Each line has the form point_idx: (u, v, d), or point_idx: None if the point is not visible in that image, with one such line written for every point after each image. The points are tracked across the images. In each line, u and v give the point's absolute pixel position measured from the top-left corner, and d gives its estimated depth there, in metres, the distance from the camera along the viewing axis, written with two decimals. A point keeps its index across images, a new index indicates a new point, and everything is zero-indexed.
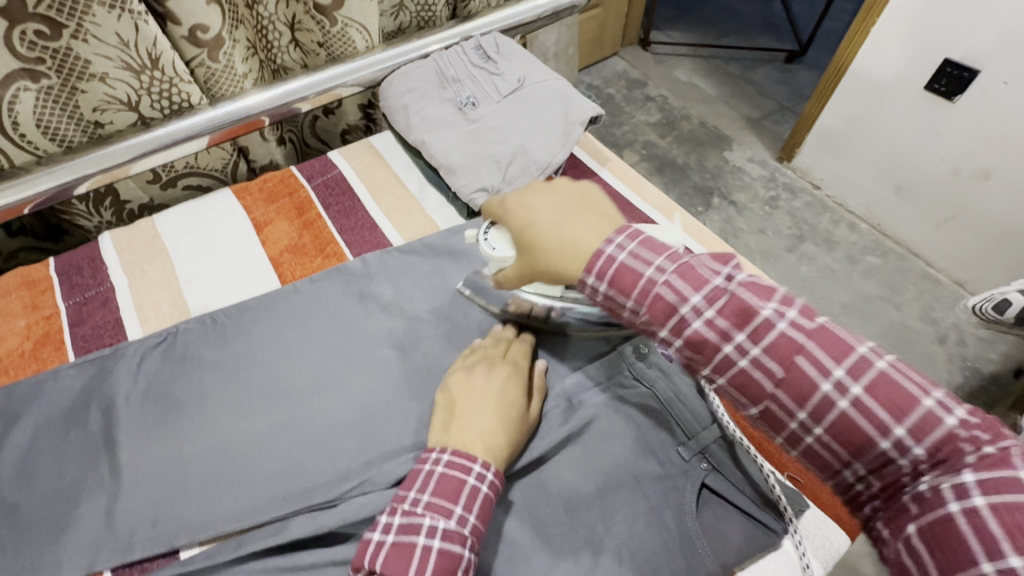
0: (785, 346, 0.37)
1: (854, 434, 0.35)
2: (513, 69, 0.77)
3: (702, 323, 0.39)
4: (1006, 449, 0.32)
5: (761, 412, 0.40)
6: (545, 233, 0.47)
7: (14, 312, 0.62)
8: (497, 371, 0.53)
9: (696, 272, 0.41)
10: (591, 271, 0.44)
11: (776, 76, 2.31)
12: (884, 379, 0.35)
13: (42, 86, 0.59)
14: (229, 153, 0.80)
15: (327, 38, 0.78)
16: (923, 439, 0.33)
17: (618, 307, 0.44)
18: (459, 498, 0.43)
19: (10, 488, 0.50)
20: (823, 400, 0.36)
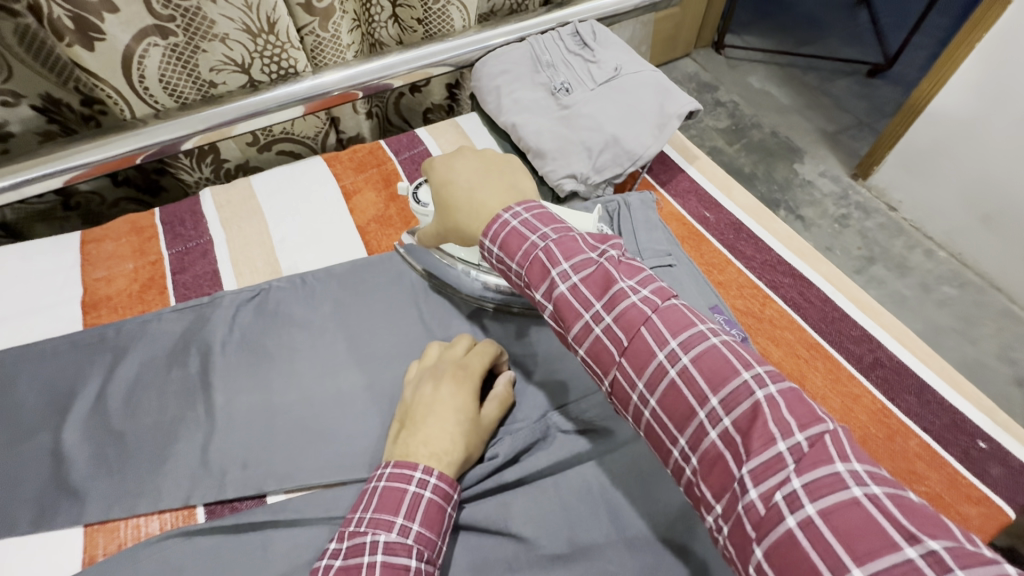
0: (633, 317, 0.39)
1: (678, 404, 0.36)
2: (609, 57, 0.76)
3: (567, 288, 0.41)
4: (816, 439, 0.31)
5: (648, 437, 0.38)
6: (458, 192, 0.52)
7: (124, 255, 0.66)
8: (444, 376, 0.50)
9: (574, 244, 0.43)
10: (487, 234, 0.46)
11: (857, 89, 2.20)
12: (710, 352, 0.36)
13: (169, 43, 0.62)
14: (322, 122, 0.83)
15: (426, 14, 0.79)
16: (733, 411, 0.34)
17: (507, 272, 0.46)
18: (401, 508, 0.41)
19: (115, 417, 0.53)
20: (658, 369, 0.37)
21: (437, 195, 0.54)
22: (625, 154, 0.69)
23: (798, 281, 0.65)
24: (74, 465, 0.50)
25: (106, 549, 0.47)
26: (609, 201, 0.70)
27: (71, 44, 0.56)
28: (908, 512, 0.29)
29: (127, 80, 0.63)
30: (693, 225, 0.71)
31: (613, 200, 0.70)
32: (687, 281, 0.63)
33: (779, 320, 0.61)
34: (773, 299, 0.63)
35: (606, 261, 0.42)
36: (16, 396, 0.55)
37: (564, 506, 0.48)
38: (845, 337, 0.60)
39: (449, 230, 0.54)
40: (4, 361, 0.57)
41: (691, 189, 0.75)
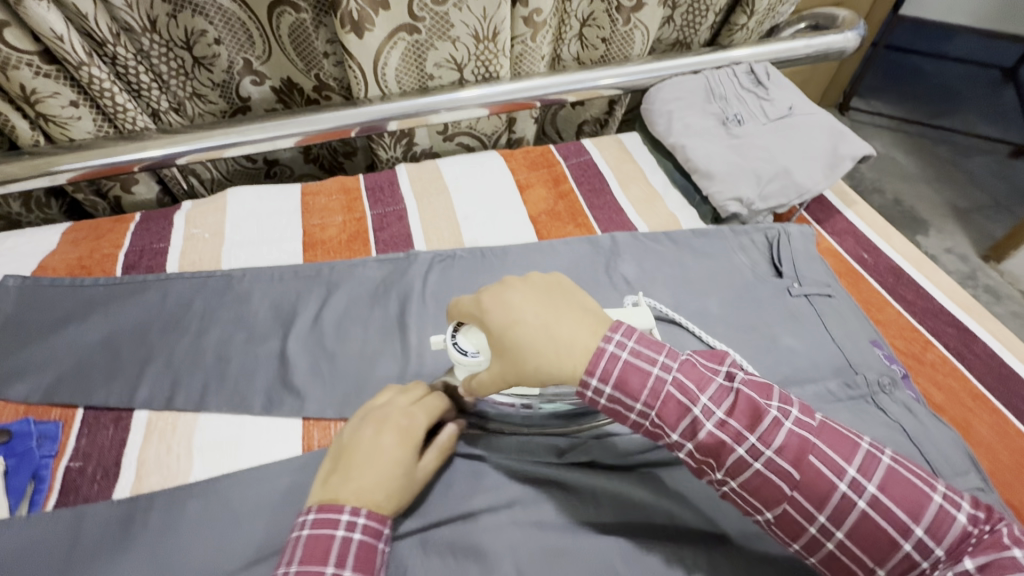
0: (750, 408, 0.42)
1: (876, 536, 0.39)
2: (782, 96, 0.81)
3: (672, 381, 0.42)
4: (996, 534, 0.38)
5: (776, 515, 0.41)
6: (529, 336, 0.42)
7: (335, 209, 0.78)
8: (387, 424, 0.50)
9: (700, 370, 0.43)
10: (591, 373, 0.42)
11: (994, 169, 2.09)
12: (890, 475, 0.40)
13: (413, 38, 0.74)
14: (501, 123, 0.93)
15: (612, 35, 0.88)
16: (941, 541, 0.38)
17: (619, 410, 0.43)
18: (331, 556, 0.41)
19: (328, 337, 0.63)
20: (777, 453, 0.40)
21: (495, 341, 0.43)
22: (794, 187, 0.72)
23: (963, 333, 0.65)
24: (296, 368, 0.60)
25: (321, 441, 0.55)
26: (769, 228, 0.74)
27: (347, 31, 0.69)
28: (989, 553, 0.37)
29: (373, 66, 0.75)
30: (850, 263, 0.73)
31: (773, 228, 0.73)
32: (846, 314, 0.65)
33: (941, 365, 0.62)
34: (935, 345, 0.64)
35: (740, 385, 0.43)
36: (250, 306, 0.66)
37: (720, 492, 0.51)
38: (1016, 396, 0.60)
39: (500, 375, 0.44)
40: (242, 276, 0.68)
41: (849, 230, 0.77)
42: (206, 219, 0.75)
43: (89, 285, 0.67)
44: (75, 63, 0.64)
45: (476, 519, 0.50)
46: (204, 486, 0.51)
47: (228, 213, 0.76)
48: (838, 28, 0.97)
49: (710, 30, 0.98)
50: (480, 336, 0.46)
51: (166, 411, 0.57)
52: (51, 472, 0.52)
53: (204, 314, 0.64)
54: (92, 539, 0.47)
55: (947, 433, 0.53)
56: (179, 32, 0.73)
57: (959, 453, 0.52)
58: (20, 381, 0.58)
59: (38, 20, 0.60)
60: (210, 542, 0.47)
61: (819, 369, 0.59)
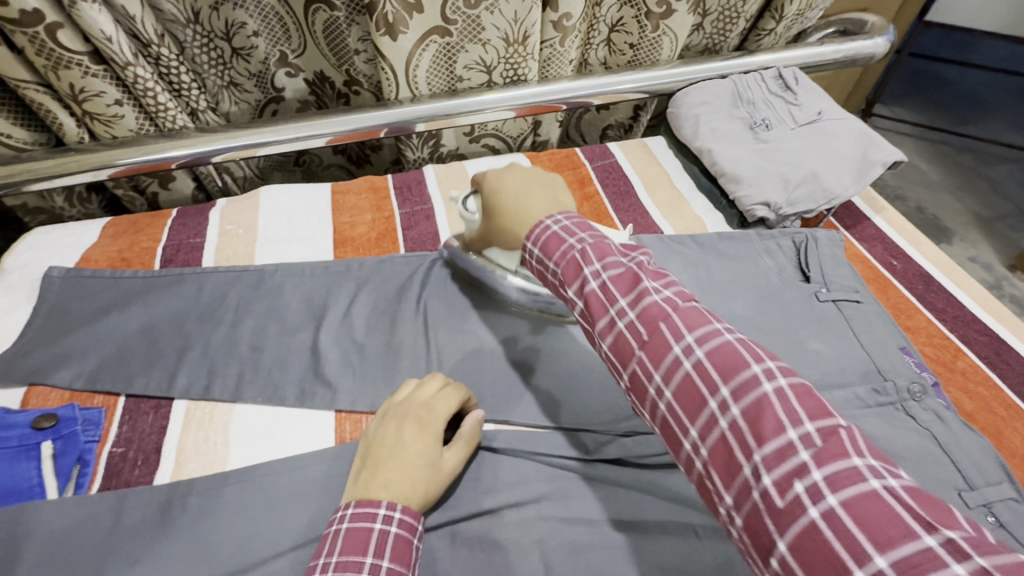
0: (654, 313, 0.40)
1: (728, 448, 0.34)
2: (811, 101, 0.80)
3: (597, 286, 0.43)
4: (833, 433, 0.32)
5: (662, 430, 0.39)
6: (506, 197, 0.56)
7: (364, 208, 0.79)
8: (409, 419, 0.50)
9: (634, 278, 0.42)
10: (530, 238, 0.50)
11: (1020, 178, 2.05)
12: (753, 383, 0.35)
13: (445, 41, 0.75)
14: (527, 125, 0.94)
15: (640, 40, 0.88)
16: (776, 466, 0.32)
17: (545, 272, 0.49)
18: (369, 548, 0.41)
19: (359, 332, 0.64)
20: (673, 362, 0.38)
21: (484, 195, 0.59)
22: (823, 191, 0.72)
23: (994, 341, 0.65)
24: (328, 362, 0.61)
25: (352, 434, 0.57)
26: (796, 232, 0.73)
27: (382, 34, 0.71)
28: (924, 505, 0.29)
29: (404, 68, 0.77)
30: (878, 269, 0.72)
31: (801, 233, 0.73)
32: (875, 320, 0.65)
33: (973, 374, 0.61)
34: (966, 353, 0.63)
35: (663, 299, 0.40)
36: (283, 300, 0.67)
37: None
38: None
39: (492, 236, 0.60)
40: (276, 272, 0.70)
41: (877, 236, 0.76)
42: (240, 215, 0.77)
43: (128, 277, 0.69)
44: (122, 62, 0.67)
45: (504, 514, 0.51)
46: (240, 473, 0.52)
47: (261, 210, 0.78)
48: (867, 34, 0.97)
49: (739, 35, 0.98)
50: (480, 201, 0.63)
51: (203, 401, 0.58)
52: (94, 457, 0.54)
53: (238, 307, 0.66)
54: (134, 523, 0.49)
55: (979, 442, 0.53)
56: (220, 24, 0.75)
57: (992, 462, 0.51)
58: (64, 369, 0.60)
59: (89, 22, 0.62)
60: (247, 528, 0.49)
61: (847, 374, 0.59)
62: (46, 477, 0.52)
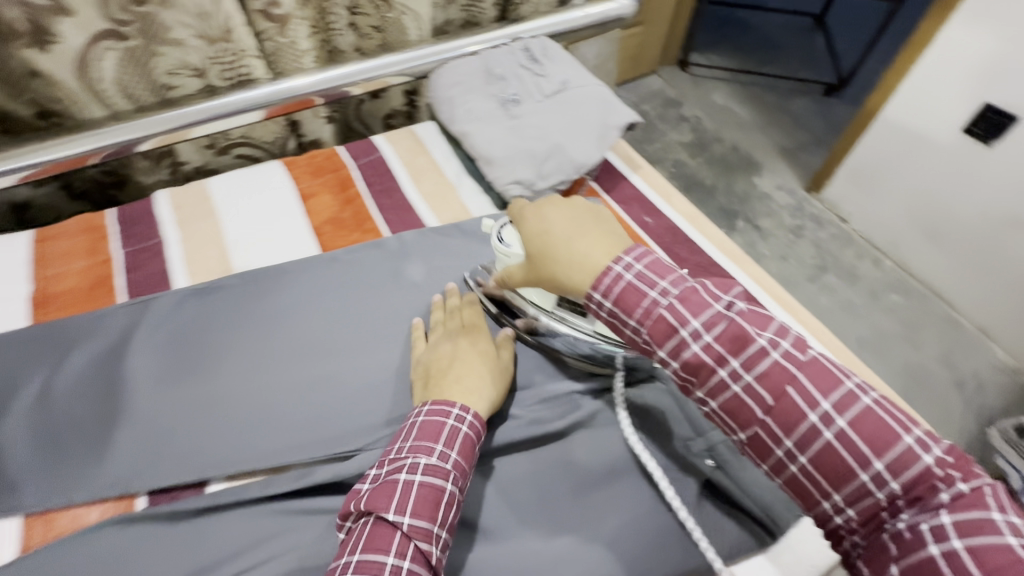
0: (781, 377, 0.41)
1: (833, 463, 0.39)
2: (558, 71, 0.81)
3: (701, 347, 0.42)
4: (979, 489, 0.36)
5: (749, 443, 0.43)
6: (556, 244, 0.49)
7: (75, 253, 0.67)
8: (458, 336, 0.59)
9: (697, 298, 0.44)
10: (596, 288, 0.46)
11: (812, 108, 2.31)
12: (867, 414, 0.39)
13: (126, 46, 0.64)
14: (281, 127, 0.85)
15: (382, 21, 0.83)
16: (900, 474, 0.38)
17: (620, 327, 0.46)
18: (439, 438, 0.48)
19: (62, 407, 0.55)
20: (812, 430, 0.40)
21: (535, 243, 0.50)
22: (568, 163, 0.73)
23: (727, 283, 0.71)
24: (12, 457, 0.52)
25: (43, 538, 0.49)
26: None
27: (25, 45, 0.59)
28: None
29: (81, 81, 0.64)
30: (635, 230, 0.76)
31: None
32: None
33: None
34: None
35: (735, 315, 0.44)
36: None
37: (494, 490, 0.53)
38: None
39: (545, 281, 0.50)
40: None
41: (634, 196, 0.80)
42: None
43: None
44: None
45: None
46: None
47: None
48: None
49: (496, 7, 0.95)
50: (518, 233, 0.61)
51: None
52: None
53: None
54: None
55: None
56: None
57: None
58: None
59: None
60: None
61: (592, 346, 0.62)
62: None
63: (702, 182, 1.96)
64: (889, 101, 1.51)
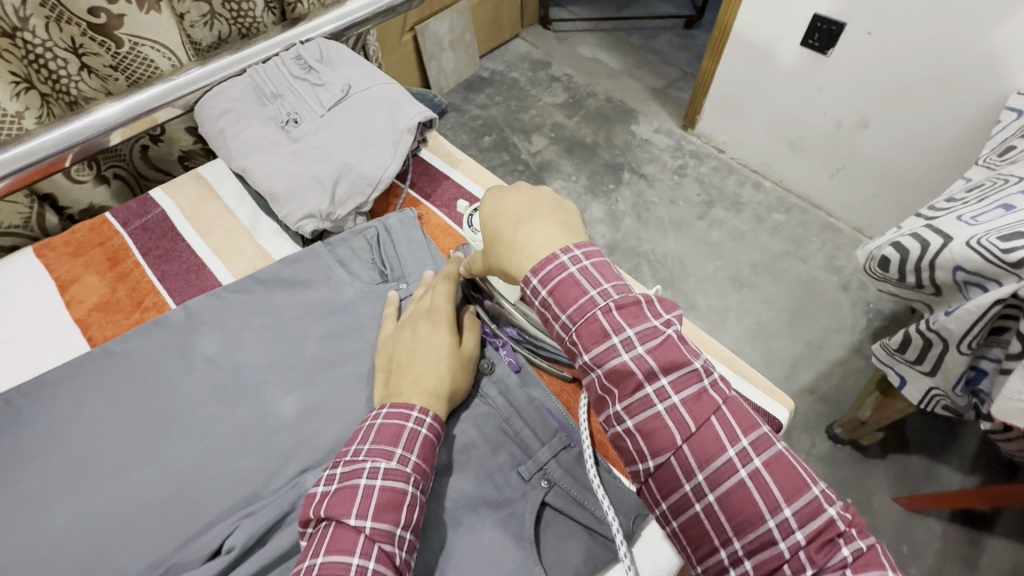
0: (706, 404, 0.40)
1: (744, 503, 0.37)
2: (338, 76, 0.72)
3: (632, 357, 0.41)
4: (874, 550, 0.35)
5: (658, 474, 0.40)
6: (509, 229, 0.48)
7: None
8: (422, 321, 0.54)
9: (640, 311, 0.43)
10: (538, 274, 0.45)
11: (677, 43, 2.32)
12: (781, 458, 0.38)
13: None
14: (28, 205, 0.71)
15: (118, 58, 0.69)
16: (805, 524, 0.36)
17: (551, 319, 0.45)
18: (400, 441, 0.45)
19: None
20: (726, 464, 0.38)
21: (491, 224, 0.50)
22: (363, 180, 0.65)
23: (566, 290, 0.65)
24: None
25: None
26: (366, 228, 0.66)
27: None
28: None
29: None
30: (459, 233, 0.70)
31: (371, 227, 0.66)
32: None
33: None
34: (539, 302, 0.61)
35: (675, 337, 0.42)
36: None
37: None
38: None
39: (495, 264, 0.50)
40: None
41: (457, 195, 0.73)
42: None
43: None
44: None
45: None
46: None
47: None
48: None
49: (271, 10, 0.84)
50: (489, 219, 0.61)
51: None
52: None
53: None
54: None
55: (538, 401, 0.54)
56: None
57: (544, 419, 0.53)
58: None
59: None
60: None
61: None
62: None
63: (583, 140, 1.93)
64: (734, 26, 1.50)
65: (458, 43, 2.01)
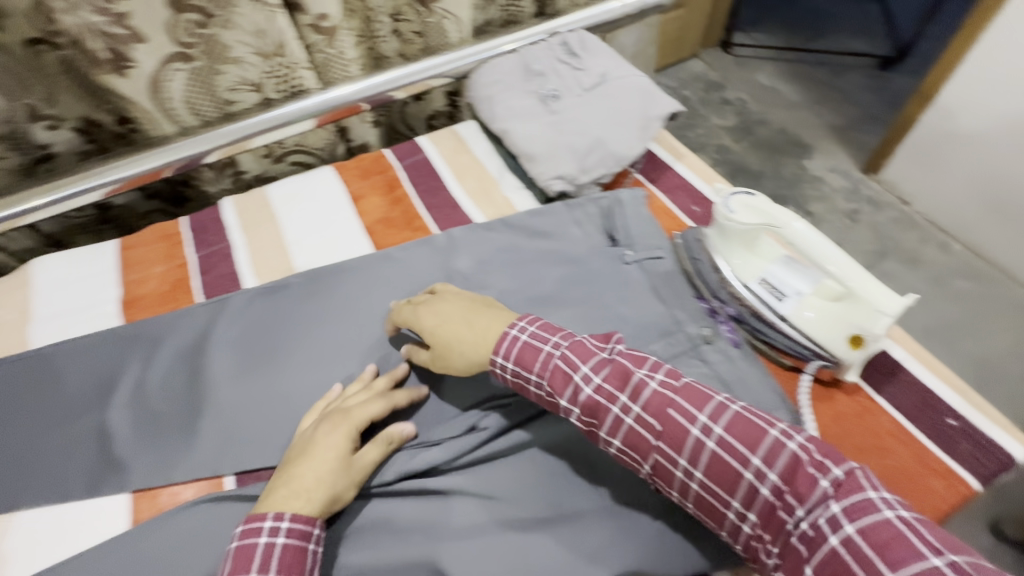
0: (658, 403, 0.44)
1: (773, 515, 0.39)
2: (596, 64, 0.80)
3: (593, 390, 0.45)
4: (858, 488, 0.36)
5: (697, 504, 0.43)
6: (457, 330, 0.54)
7: (153, 260, 0.73)
8: (462, 308, 0.56)
9: (613, 361, 0.46)
10: (498, 352, 0.50)
11: (866, 82, 2.17)
12: (783, 454, 0.39)
13: (191, 67, 0.69)
14: (332, 134, 0.89)
15: (423, 26, 0.85)
16: (852, 520, 0.35)
17: (525, 384, 0.50)
18: (626, 384, 0.45)
19: (155, 398, 0.60)
20: (696, 444, 0.42)
21: (427, 340, 0.56)
22: (611, 155, 0.73)
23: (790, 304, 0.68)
24: (119, 440, 0.57)
25: (149, 511, 0.53)
26: (601, 198, 0.74)
27: (108, 71, 0.65)
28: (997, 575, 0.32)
29: (155, 100, 0.70)
30: (681, 218, 0.74)
31: (606, 198, 0.74)
32: (672, 276, 0.66)
33: None
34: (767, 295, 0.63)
35: (653, 380, 0.45)
36: (109, 362, 0.62)
37: (540, 476, 0.54)
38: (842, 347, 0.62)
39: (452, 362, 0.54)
40: (54, 352, 0.63)
41: (681, 185, 0.79)
42: (13, 297, 0.70)
43: None
44: None
45: None
46: None
47: (32, 287, 0.71)
48: None
49: (535, 3, 0.96)
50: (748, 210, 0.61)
51: None
52: None
53: (9, 402, 0.60)
54: None
55: (758, 372, 0.57)
56: None
57: (767, 391, 0.56)
58: None
59: None
60: None
61: (645, 333, 0.61)
62: None
63: (748, 167, 1.89)
64: (952, 76, 1.40)
65: (640, 54, 2.05)
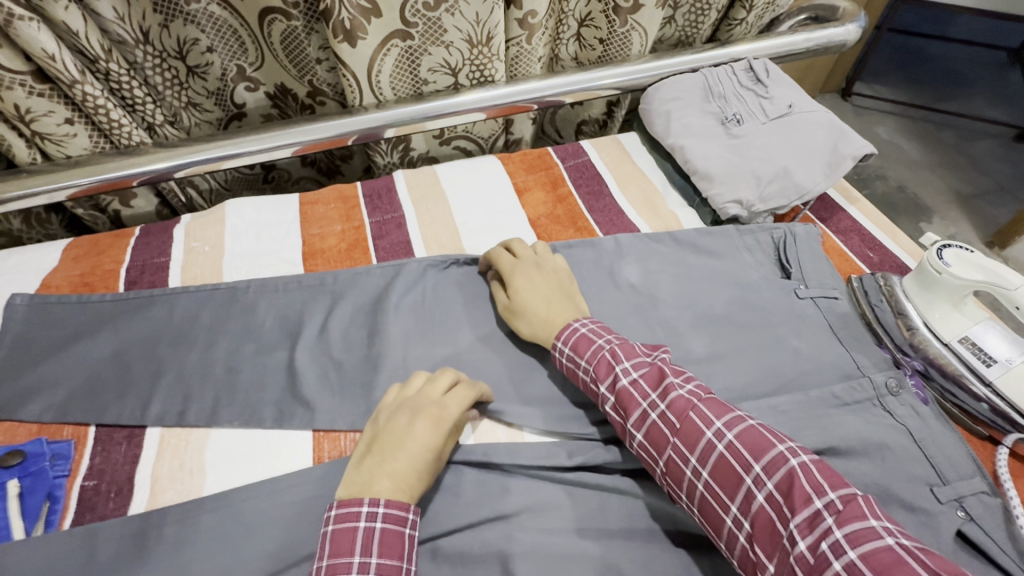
0: (683, 404, 0.47)
1: (767, 527, 0.40)
2: (782, 95, 0.80)
3: (629, 382, 0.50)
4: (884, 529, 0.36)
5: (701, 511, 0.44)
6: (531, 302, 0.61)
7: (332, 219, 0.78)
8: (533, 281, 0.63)
9: (659, 370, 0.50)
10: (561, 339, 0.57)
11: (998, 152, 1.96)
12: (786, 470, 0.40)
13: (406, 45, 0.74)
14: (498, 126, 0.92)
15: (610, 36, 0.86)
16: (809, 532, 0.37)
17: (575, 371, 0.56)
18: (756, 451, 0.43)
19: (336, 347, 0.63)
20: (707, 445, 0.44)
21: (513, 297, 0.62)
22: (794, 187, 0.72)
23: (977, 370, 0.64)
24: (305, 380, 0.60)
25: (331, 453, 0.56)
26: (774, 228, 0.73)
27: (340, 40, 0.69)
28: None
29: (366, 73, 0.75)
30: (855, 262, 0.72)
31: (779, 229, 0.73)
32: (853, 320, 0.64)
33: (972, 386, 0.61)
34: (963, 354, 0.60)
35: (688, 390, 0.48)
36: (295, 307, 0.67)
37: None
38: None
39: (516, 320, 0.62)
40: (247, 289, 0.68)
41: (854, 228, 0.76)
42: (207, 232, 0.76)
43: (96, 301, 0.67)
44: (68, 81, 0.64)
45: (482, 529, 0.49)
46: (216, 500, 0.51)
47: (228, 226, 0.76)
48: (839, 20, 0.95)
49: (711, 27, 0.96)
50: (972, 263, 0.58)
51: (178, 426, 0.57)
52: (65, 490, 0.53)
53: (210, 328, 0.65)
54: (108, 554, 0.48)
55: (953, 435, 0.54)
56: (172, 41, 0.72)
57: (964, 457, 0.52)
58: (31, 402, 0.59)
59: (28, 40, 0.59)
60: (224, 558, 0.48)
61: (824, 372, 0.59)
62: (13, 518, 0.51)
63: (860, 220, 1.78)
64: None
65: None
